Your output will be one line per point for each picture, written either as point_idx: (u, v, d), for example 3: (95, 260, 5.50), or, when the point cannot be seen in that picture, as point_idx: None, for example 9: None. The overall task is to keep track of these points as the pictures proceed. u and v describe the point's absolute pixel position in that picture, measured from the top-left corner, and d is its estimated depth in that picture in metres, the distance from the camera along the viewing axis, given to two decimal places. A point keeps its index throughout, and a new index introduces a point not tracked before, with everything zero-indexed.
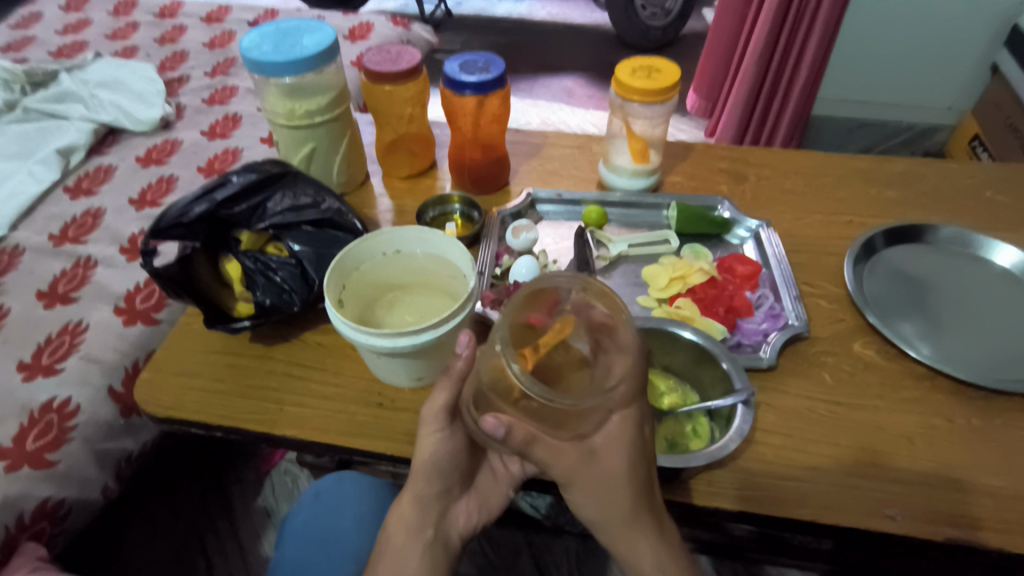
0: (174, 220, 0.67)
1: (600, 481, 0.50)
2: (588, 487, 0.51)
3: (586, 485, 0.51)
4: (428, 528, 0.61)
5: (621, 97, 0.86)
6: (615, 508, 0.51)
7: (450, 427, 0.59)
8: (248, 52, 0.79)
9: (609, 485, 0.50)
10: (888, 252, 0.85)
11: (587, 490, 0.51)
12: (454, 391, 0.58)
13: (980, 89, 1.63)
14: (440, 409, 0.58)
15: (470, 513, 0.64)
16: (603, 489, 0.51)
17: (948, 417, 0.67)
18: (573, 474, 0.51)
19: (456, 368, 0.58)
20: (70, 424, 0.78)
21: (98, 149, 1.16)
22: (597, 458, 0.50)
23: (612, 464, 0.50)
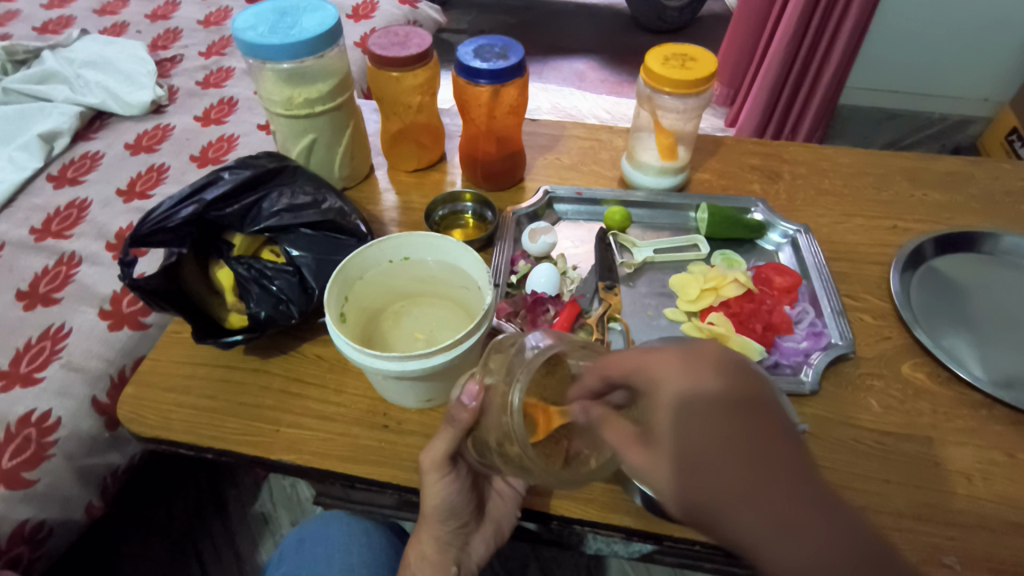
0: (157, 224, 0.60)
1: (662, 464, 0.35)
2: (657, 470, 0.35)
3: (654, 470, 0.36)
4: (451, 564, 0.57)
5: (650, 88, 0.78)
6: (698, 486, 0.33)
7: (453, 469, 0.54)
8: (242, 34, 0.72)
9: (674, 455, 0.34)
10: (937, 262, 0.79)
11: (662, 477, 0.35)
12: (456, 440, 0.51)
13: (1019, 79, 1.55)
14: (442, 458, 0.52)
15: (489, 542, 0.59)
16: (670, 460, 0.35)
17: (1009, 451, 0.61)
18: (639, 463, 0.37)
19: (461, 420, 0.50)
20: (50, 439, 0.73)
21: (84, 135, 1.09)
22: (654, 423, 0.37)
23: (668, 417, 0.36)
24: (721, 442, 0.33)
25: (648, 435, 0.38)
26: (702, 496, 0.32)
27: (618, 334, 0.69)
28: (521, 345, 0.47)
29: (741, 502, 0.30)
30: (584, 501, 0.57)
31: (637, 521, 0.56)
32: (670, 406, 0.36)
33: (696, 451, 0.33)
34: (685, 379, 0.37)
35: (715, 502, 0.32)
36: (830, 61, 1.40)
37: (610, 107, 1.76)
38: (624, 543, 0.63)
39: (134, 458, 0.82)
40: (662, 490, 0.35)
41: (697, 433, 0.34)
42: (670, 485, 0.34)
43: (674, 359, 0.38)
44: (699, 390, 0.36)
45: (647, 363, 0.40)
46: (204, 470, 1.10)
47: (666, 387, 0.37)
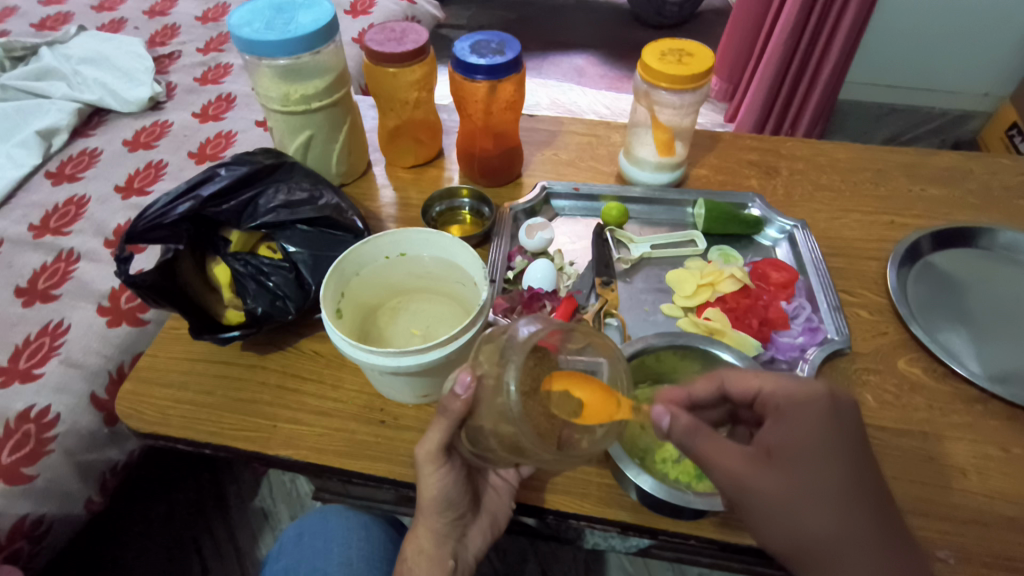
0: (154, 221, 0.61)
1: (783, 480, 0.42)
2: (769, 490, 0.42)
3: (766, 487, 0.42)
4: (449, 557, 0.55)
5: (647, 83, 0.78)
6: (809, 516, 0.42)
7: (449, 461, 0.54)
8: (238, 30, 0.72)
9: (797, 484, 0.42)
10: (934, 257, 0.79)
11: (770, 495, 0.42)
12: (450, 431, 0.51)
13: (1019, 74, 1.54)
14: (438, 449, 0.52)
15: (486, 533, 0.59)
16: (790, 487, 0.42)
17: (1004, 446, 0.61)
18: (746, 474, 0.43)
19: (453, 410, 0.50)
20: (49, 435, 0.73)
21: (82, 132, 1.09)
22: (779, 448, 0.44)
23: (800, 449, 0.43)
24: (846, 478, 0.42)
25: (764, 452, 0.44)
26: (805, 523, 0.42)
27: (614, 329, 0.70)
28: (511, 332, 0.48)
29: (838, 541, 0.42)
30: (580, 496, 0.58)
31: (633, 515, 0.57)
32: (805, 441, 0.43)
33: (820, 491, 0.42)
34: (826, 420, 0.44)
35: (817, 531, 0.42)
36: (830, 56, 1.39)
37: (609, 102, 1.76)
38: (620, 538, 0.63)
39: (132, 454, 0.83)
40: (772, 508, 0.42)
41: (826, 476, 0.42)
42: (788, 506, 0.42)
43: (821, 400, 0.45)
44: (835, 435, 0.43)
45: (790, 394, 0.46)
46: (204, 466, 1.11)
47: (807, 424, 0.44)
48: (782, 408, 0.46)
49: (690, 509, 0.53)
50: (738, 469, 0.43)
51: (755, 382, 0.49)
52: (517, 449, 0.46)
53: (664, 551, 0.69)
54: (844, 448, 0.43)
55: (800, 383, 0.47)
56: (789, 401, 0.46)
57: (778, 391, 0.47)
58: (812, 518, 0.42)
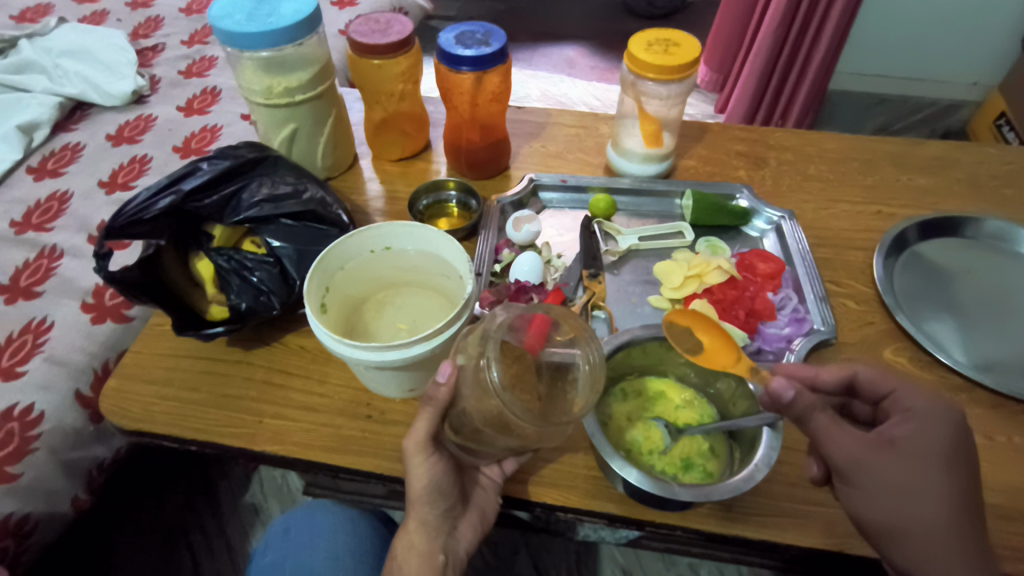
0: (134, 216, 0.60)
1: (906, 471, 0.44)
2: (885, 476, 0.44)
3: (883, 474, 0.44)
4: (439, 553, 0.54)
5: (634, 74, 0.78)
6: (921, 511, 0.43)
7: (438, 451, 0.53)
8: (219, 22, 0.71)
9: (915, 477, 0.43)
10: (921, 247, 0.79)
11: (885, 479, 0.44)
12: (436, 420, 0.51)
13: (1009, 62, 1.54)
14: (427, 438, 0.52)
15: (476, 528, 0.57)
16: (906, 478, 0.43)
17: (987, 434, 0.61)
18: (865, 457, 0.44)
19: (438, 398, 0.50)
20: (33, 433, 0.73)
21: (64, 126, 1.07)
22: (902, 441, 0.45)
23: (922, 449, 0.44)
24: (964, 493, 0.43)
25: (885, 442, 0.45)
26: (916, 519, 0.43)
27: (602, 321, 0.70)
28: (489, 321, 0.50)
29: (946, 540, 0.42)
30: (567, 489, 0.58)
31: (621, 507, 0.57)
32: (930, 443, 0.45)
33: (939, 490, 0.43)
34: (952, 432, 0.45)
35: (922, 526, 0.43)
36: (820, 46, 1.39)
37: (600, 94, 1.75)
38: (609, 530, 0.63)
39: (120, 451, 0.83)
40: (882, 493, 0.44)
41: (947, 479, 0.43)
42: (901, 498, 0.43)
43: (954, 413, 0.46)
44: (958, 444, 0.45)
45: (924, 400, 0.48)
46: (194, 463, 1.11)
47: (938, 430, 0.45)
48: (913, 410, 0.47)
49: (675, 500, 0.52)
50: (854, 449, 0.45)
51: (891, 383, 0.50)
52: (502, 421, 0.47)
53: (654, 541, 0.69)
54: (964, 458, 0.45)
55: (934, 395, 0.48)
56: (922, 405, 0.47)
57: (910, 395, 0.48)
58: (921, 508, 0.43)
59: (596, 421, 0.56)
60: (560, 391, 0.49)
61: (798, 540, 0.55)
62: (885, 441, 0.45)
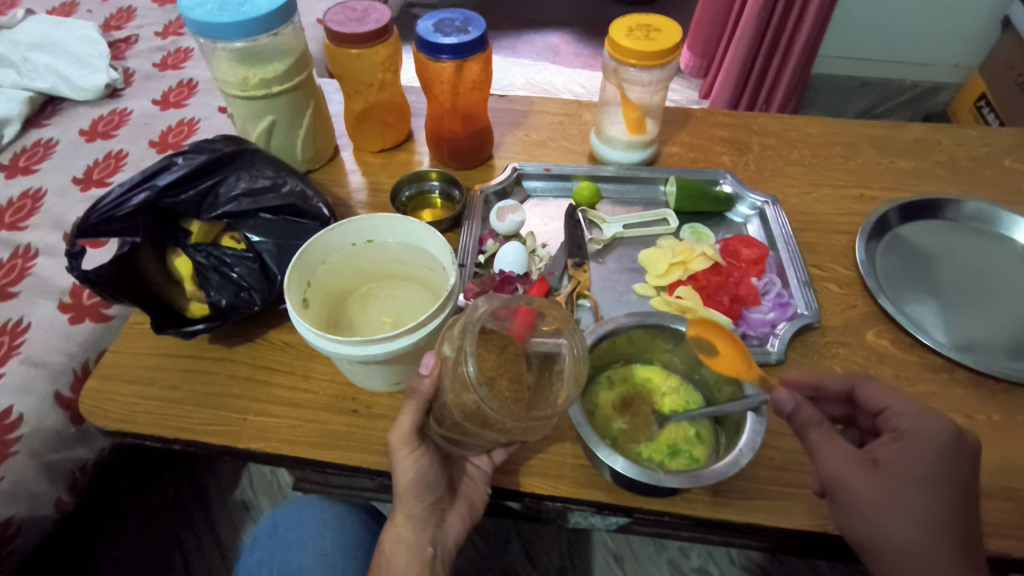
0: (107, 214, 0.59)
1: (886, 490, 0.45)
2: (866, 494, 0.45)
3: (864, 491, 0.45)
4: (428, 545, 0.54)
5: (616, 60, 0.77)
6: (898, 530, 0.44)
7: (423, 444, 0.53)
8: (190, 12, 0.69)
9: (896, 498, 0.45)
10: (902, 230, 0.79)
11: (868, 499, 0.45)
12: (420, 413, 0.51)
13: (989, 44, 1.55)
14: (411, 432, 0.51)
15: (465, 518, 0.57)
16: (885, 496, 0.45)
17: (968, 414, 0.62)
18: (849, 474, 0.45)
19: (422, 390, 0.50)
20: (12, 436, 0.72)
21: (35, 121, 1.05)
22: (886, 462, 0.46)
23: (905, 469, 0.46)
24: (942, 513, 0.45)
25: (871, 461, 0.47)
26: (893, 536, 0.44)
27: (587, 311, 0.69)
28: (471, 310, 0.48)
29: (921, 560, 0.44)
30: (555, 478, 0.58)
31: (609, 495, 0.57)
32: (915, 465, 0.46)
33: (916, 509, 0.44)
34: (938, 454, 0.46)
35: (898, 543, 0.44)
36: (803, 30, 1.39)
37: (584, 80, 1.74)
38: (598, 517, 0.63)
39: (102, 453, 0.82)
40: (863, 510, 0.45)
41: (927, 501, 0.45)
42: (878, 516, 0.44)
43: (944, 434, 0.47)
44: (941, 466, 0.46)
45: (914, 419, 0.48)
46: (182, 462, 1.10)
47: (924, 452, 0.46)
48: (903, 430, 0.48)
49: (662, 487, 0.52)
50: (841, 466, 0.46)
51: (885, 400, 0.51)
52: (478, 412, 0.47)
53: (643, 527, 0.70)
54: (946, 479, 0.46)
55: (927, 412, 0.49)
56: (912, 425, 0.48)
57: (902, 415, 0.49)
58: (899, 528, 0.44)
59: (582, 407, 0.56)
60: (547, 381, 0.50)
61: (783, 522, 0.55)
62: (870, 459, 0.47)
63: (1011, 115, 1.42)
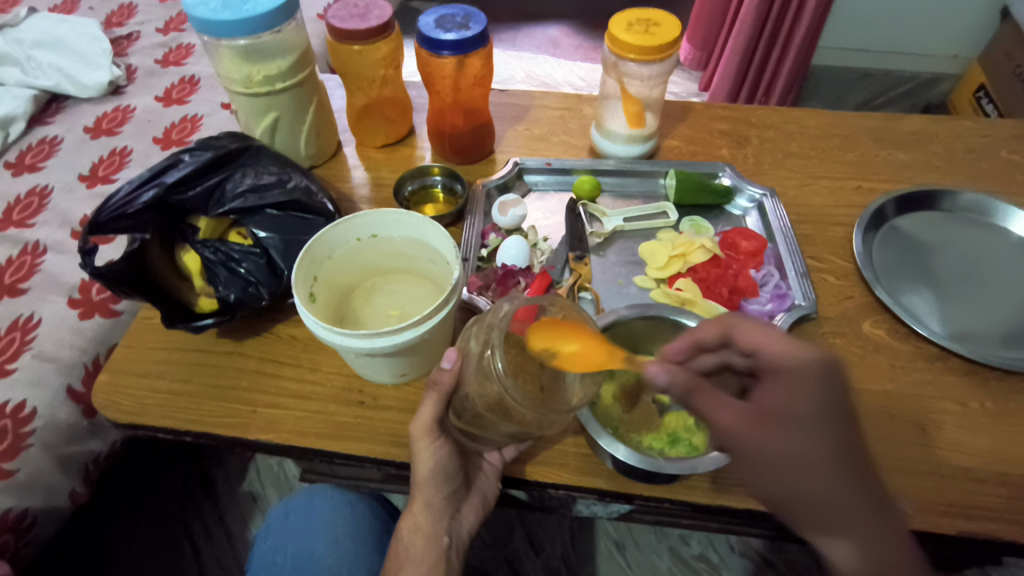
0: (117, 211, 0.61)
1: (781, 440, 0.38)
2: (760, 448, 0.38)
3: (759, 446, 0.38)
4: (444, 534, 0.57)
5: (615, 55, 0.78)
6: (803, 484, 0.37)
7: (443, 434, 0.54)
8: (194, 10, 0.70)
9: (798, 451, 0.38)
10: (899, 221, 0.80)
11: (767, 454, 0.38)
12: (441, 404, 0.53)
13: (988, 34, 1.55)
14: (432, 423, 0.53)
15: (478, 510, 0.60)
16: (782, 449, 0.38)
17: (962, 401, 0.64)
18: (738, 430, 0.39)
19: (443, 382, 0.52)
20: (27, 430, 0.73)
21: (40, 119, 1.05)
22: (776, 407, 0.39)
23: (796, 413, 0.38)
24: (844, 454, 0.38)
25: (758, 410, 0.39)
26: (800, 490, 0.38)
27: (588, 303, 0.71)
28: (495, 311, 0.51)
29: (831, 508, 0.38)
30: (558, 466, 0.59)
31: (610, 483, 0.58)
32: (798, 405, 0.39)
33: (815, 456, 0.37)
34: (821, 385, 0.39)
35: (811, 497, 0.38)
36: (801, 23, 1.39)
37: (584, 73, 1.75)
38: (601, 505, 0.64)
39: (114, 445, 0.83)
40: (762, 469, 0.38)
41: (820, 443, 0.38)
42: (781, 473, 0.38)
43: (818, 363, 0.40)
44: (830, 400, 0.39)
45: (788, 354, 0.41)
46: (190, 455, 1.11)
47: (807, 388, 0.39)
48: (782, 369, 0.41)
49: (663, 473, 0.54)
50: (734, 423, 0.39)
51: (757, 340, 0.45)
52: (500, 404, 0.48)
53: (644, 514, 0.71)
54: (838, 413, 0.39)
55: (799, 344, 0.42)
56: (784, 361, 0.41)
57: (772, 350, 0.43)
58: (806, 479, 0.37)
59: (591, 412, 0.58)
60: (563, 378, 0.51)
61: None
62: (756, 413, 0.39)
63: (1009, 105, 1.43)
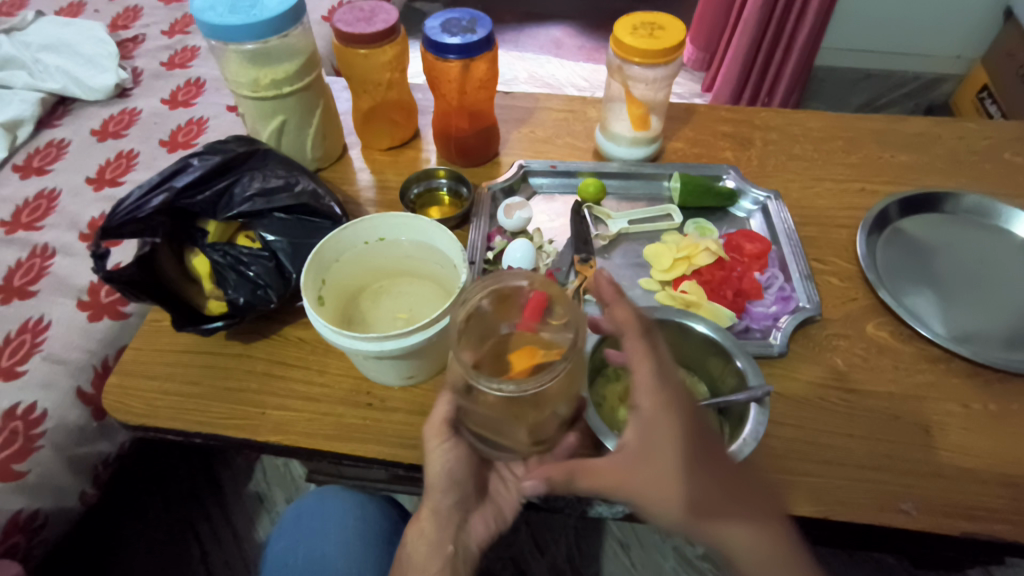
0: (128, 215, 0.61)
1: (647, 471, 0.46)
2: (642, 485, 0.46)
3: (640, 482, 0.46)
4: (449, 542, 0.56)
5: (620, 58, 0.78)
6: (676, 500, 0.45)
7: (456, 438, 0.55)
8: (201, 14, 0.70)
9: (663, 476, 0.46)
10: (902, 224, 0.81)
11: (645, 487, 0.46)
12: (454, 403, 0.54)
13: (991, 35, 1.55)
14: (443, 422, 0.54)
15: (489, 523, 0.59)
16: (653, 478, 0.46)
17: (965, 403, 0.64)
18: (621, 478, 0.47)
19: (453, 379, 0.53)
20: (38, 431, 0.74)
21: (48, 122, 1.06)
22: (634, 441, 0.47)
23: (650, 443, 0.46)
24: (695, 457, 0.46)
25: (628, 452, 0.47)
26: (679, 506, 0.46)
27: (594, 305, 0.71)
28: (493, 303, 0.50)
29: (705, 509, 0.46)
30: None
31: None
32: (649, 435, 0.46)
33: (670, 471, 0.46)
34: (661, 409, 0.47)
35: (689, 511, 0.46)
36: (805, 24, 1.40)
37: (587, 74, 1.75)
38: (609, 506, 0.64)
39: (124, 446, 0.84)
40: (646, 501, 0.46)
41: (673, 458, 0.46)
42: (658, 501, 0.46)
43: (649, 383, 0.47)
44: (669, 418, 0.46)
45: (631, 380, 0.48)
46: (196, 455, 1.12)
47: (655, 418, 0.46)
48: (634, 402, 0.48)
49: None
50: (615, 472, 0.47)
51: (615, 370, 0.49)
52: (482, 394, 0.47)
53: None
54: (679, 424, 0.47)
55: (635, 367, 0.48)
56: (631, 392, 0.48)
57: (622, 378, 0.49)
58: (676, 497, 0.45)
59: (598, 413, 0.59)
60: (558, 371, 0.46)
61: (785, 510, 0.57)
62: (639, 452, 0.46)
63: (1013, 107, 1.43)
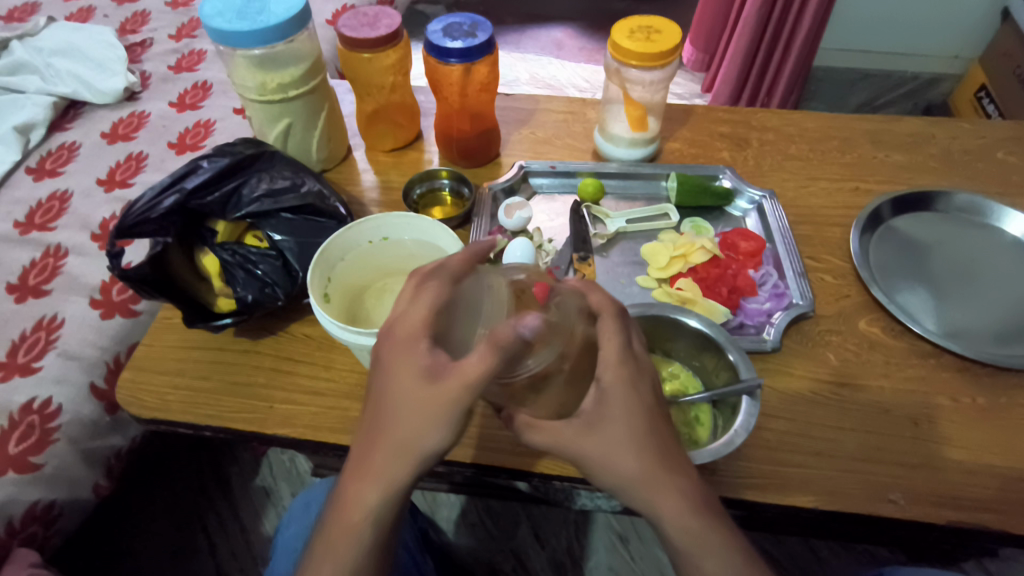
0: (141, 215, 0.64)
1: (597, 439, 0.45)
2: (588, 451, 0.46)
3: (590, 449, 0.46)
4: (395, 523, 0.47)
5: (618, 61, 0.80)
6: (621, 468, 0.45)
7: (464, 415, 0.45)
8: (210, 21, 0.72)
9: (612, 443, 0.45)
10: (896, 222, 0.82)
11: (592, 453, 0.45)
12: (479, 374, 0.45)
13: (988, 35, 1.56)
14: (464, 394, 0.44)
15: None
16: (603, 445, 0.45)
17: (954, 396, 0.66)
18: (568, 442, 0.46)
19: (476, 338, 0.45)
20: (53, 425, 0.77)
21: (59, 125, 1.09)
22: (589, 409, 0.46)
23: (605, 411, 0.46)
24: (644, 430, 0.46)
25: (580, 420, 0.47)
26: (621, 475, 0.45)
27: None
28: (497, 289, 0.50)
29: (649, 484, 0.45)
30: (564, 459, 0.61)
31: None
32: (603, 402, 0.46)
33: (620, 439, 0.45)
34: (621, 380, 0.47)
35: (630, 481, 0.45)
36: (803, 25, 1.41)
37: (588, 75, 1.77)
38: (606, 497, 0.66)
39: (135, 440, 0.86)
40: (592, 468, 0.46)
41: (625, 427, 0.45)
42: (603, 467, 0.45)
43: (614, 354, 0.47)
44: (626, 389, 0.46)
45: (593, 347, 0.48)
46: (203, 450, 1.14)
47: (613, 386, 0.46)
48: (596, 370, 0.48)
49: None
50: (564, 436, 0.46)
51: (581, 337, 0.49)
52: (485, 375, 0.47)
53: None
54: (635, 397, 0.47)
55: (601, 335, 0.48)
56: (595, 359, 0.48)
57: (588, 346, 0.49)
58: (621, 464, 0.45)
59: None
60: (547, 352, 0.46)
61: (777, 499, 0.59)
62: (590, 420, 0.46)
63: (1009, 106, 1.44)
